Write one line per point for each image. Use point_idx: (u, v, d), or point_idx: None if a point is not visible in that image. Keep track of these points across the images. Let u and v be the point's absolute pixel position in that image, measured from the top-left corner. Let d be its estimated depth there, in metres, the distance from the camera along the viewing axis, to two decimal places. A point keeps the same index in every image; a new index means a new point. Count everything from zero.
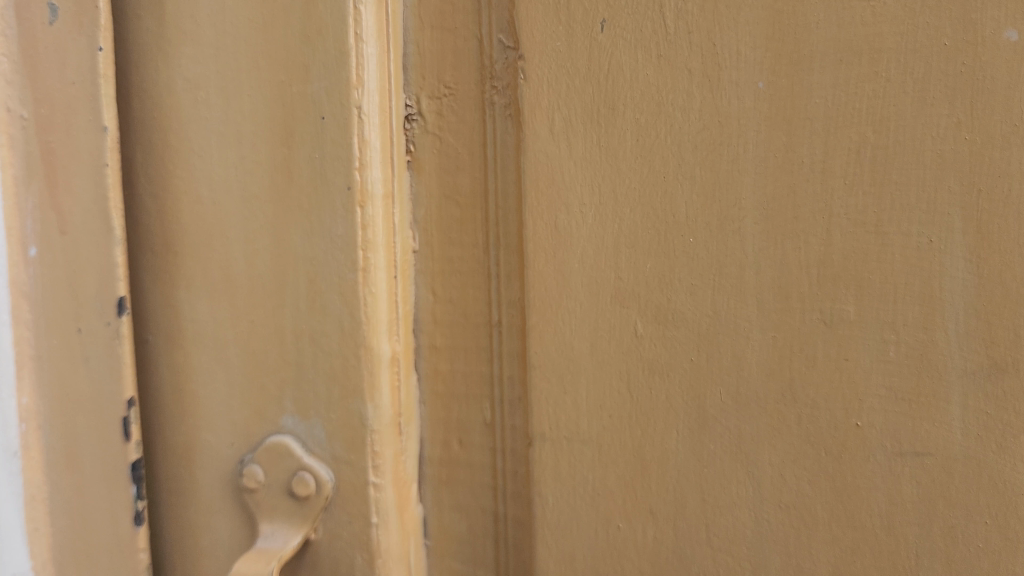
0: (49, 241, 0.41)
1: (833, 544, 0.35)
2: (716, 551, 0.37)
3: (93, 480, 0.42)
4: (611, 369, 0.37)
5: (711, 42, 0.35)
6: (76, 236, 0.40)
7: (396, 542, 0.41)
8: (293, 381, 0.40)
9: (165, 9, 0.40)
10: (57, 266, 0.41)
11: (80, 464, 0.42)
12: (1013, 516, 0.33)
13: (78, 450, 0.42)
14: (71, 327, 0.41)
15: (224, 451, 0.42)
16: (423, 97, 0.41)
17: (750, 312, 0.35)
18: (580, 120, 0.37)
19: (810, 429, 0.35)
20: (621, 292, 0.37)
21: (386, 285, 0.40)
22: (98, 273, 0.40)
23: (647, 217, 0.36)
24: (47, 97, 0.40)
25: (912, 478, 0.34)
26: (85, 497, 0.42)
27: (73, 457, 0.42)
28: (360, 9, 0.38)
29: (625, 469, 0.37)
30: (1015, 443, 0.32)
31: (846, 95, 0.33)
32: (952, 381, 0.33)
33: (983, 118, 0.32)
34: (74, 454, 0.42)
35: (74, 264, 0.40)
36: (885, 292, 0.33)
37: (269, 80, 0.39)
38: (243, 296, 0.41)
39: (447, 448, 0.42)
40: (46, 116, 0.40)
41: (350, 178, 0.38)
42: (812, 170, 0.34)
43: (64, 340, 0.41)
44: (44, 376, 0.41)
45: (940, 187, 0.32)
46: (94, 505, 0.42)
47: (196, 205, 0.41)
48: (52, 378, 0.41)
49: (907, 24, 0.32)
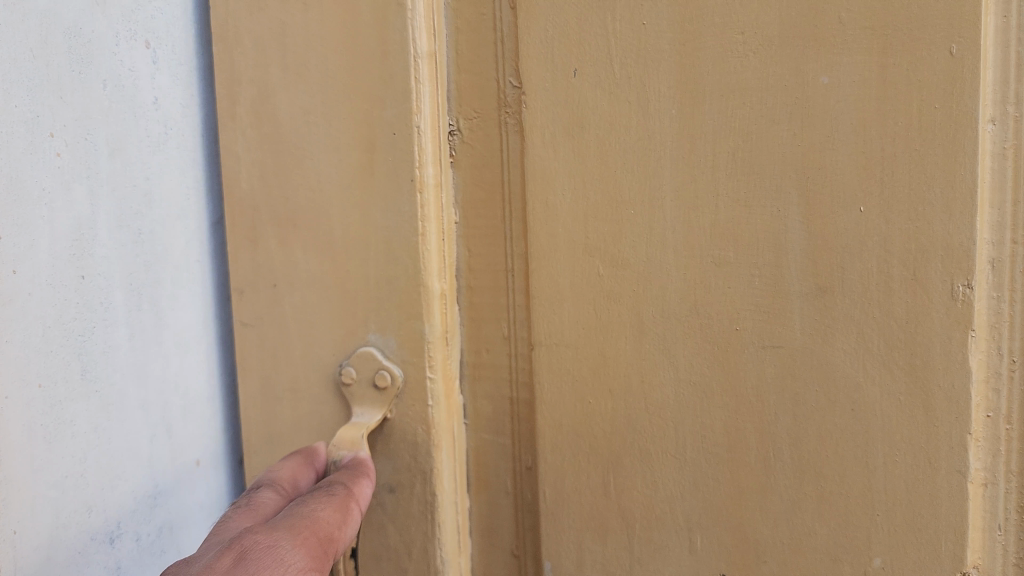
0: (92, 307, 0.52)
1: (724, 407, 0.54)
2: (652, 415, 0.56)
3: (150, 455, 0.57)
4: (583, 297, 0.56)
5: (642, 83, 0.54)
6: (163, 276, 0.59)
7: (445, 418, 0.61)
8: (375, 309, 0.60)
9: (287, 60, 0.60)
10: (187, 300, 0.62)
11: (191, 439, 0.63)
12: (833, 384, 0.51)
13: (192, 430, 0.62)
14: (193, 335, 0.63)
15: (328, 359, 0.62)
16: (461, 118, 0.60)
17: (669, 258, 0.54)
18: (561, 134, 0.56)
19: (708, 332, 0.54)
20: (589, 246, 0.56)
21: (437, 244, 0.59)
22: (120, 324, 0.55)
23: (605, 196, 0.55)
24: (150, 192, 0.58)
25: (771, 362, 0.52)
26: (162, 471, 0.59)
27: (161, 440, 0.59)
28: (418, 61, 0.57)
29: (593, 363, 0.57)
30: (832, 337, 0.51)
31: (726, 118, 0.52)
32: (794, 299, 0.52)
33: (810, 131, 0.50)
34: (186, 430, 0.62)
35: (153, 306, 0.58)
36: (752, 242, 0.52)
37: (358, 109, 0.59)
38: (340, 252, 0.61)
39: (479, 355, 0.62)
40: (154, 205, 0.58)
41: (412, 173, 0.58)
42: (706, 166, 0.53)
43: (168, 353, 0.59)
44: (185, 385, 0.62)
45: (784, 176, 0.51)
46: (169, 474, 0.60)
47: (308, 193, 0.61)
48: (190, 383, 0.62)
49: (763, 73, 0.51)
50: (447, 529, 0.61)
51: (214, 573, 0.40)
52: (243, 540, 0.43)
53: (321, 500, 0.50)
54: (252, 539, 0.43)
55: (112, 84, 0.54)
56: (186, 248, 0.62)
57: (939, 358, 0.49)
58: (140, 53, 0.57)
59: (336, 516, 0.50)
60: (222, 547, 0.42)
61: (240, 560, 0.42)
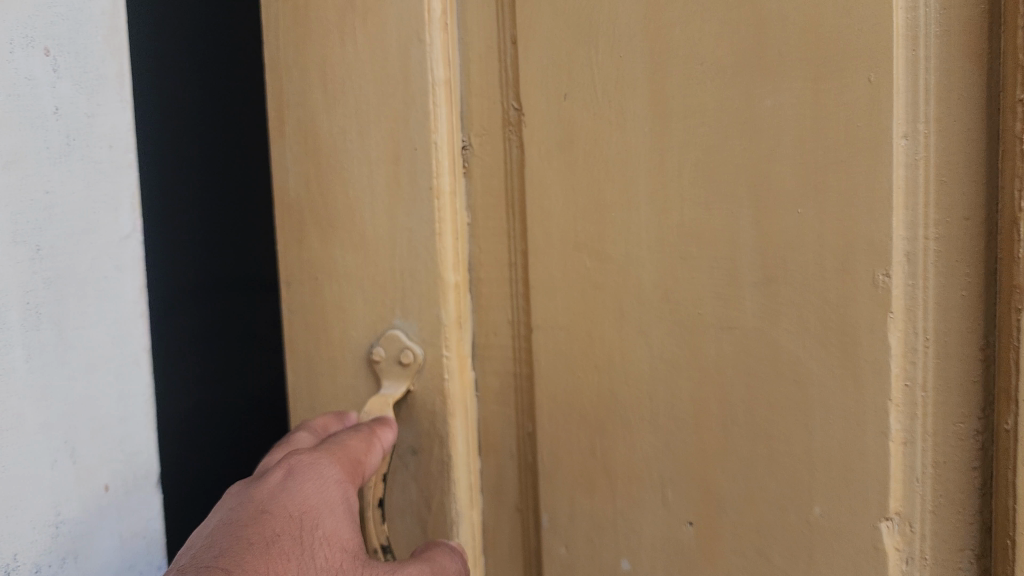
0: None
1: (689, 379, 0.63)
2: (630, 386, 0.65)
3: (52, 480, 0.61)
4: (574, 286, 0.67)
5: (620, 105, 0.64)
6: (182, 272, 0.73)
7: (458, 390, 0.71)
8: (400, 297, 0.71)
9: (330, 88, 0.72)
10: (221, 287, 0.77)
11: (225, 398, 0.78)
12: (779, 359, 0.60)
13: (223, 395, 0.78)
14: (171, 339, 0.72)
15: (362, 340, 0.73)
16: (473, 135, 0.71)
17: (643, 252, 0.64)
18: (554, 149, 0.66)
19: (675, 316, 0.63)
20: (578, 244, 0.66)
21: (451, 242, 0.70)
22: (17, 343, 0.58)
23: (591, 201, 0.65)
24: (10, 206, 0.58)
25: (728, 341, 0.62)
26: (70, 494, 0.62)
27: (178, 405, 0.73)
28: (435, 88, 0.68)
29: (582, 342, 0.67)
30: (778, 319, 0.60)
31: (689, 134, 0.62)
32: (745, 287, 0.61)
33: (757, 145, 0.60)
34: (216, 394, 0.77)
35: (55, 330, 0.61)
36: (710, 239, 0.62)
37: (386, 128, 0.70)
38: (371, 249, 0.72)
39: (489, 338, 0.72)
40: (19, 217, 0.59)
41: (430, 182, 0.69)
42: (672, 175, 0.62)
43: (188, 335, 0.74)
44: (95, 408, 0.65)
45: (737, 183, 0.61)
46: (78, 502, 0.63)
47: (345, 198, 0.72)
48: (97, 404, 0.65)
49: (719, 96, 0.60)
50: (461, 485, 0.71)
51: (269, 484, 0.55)
52: (291, 458, 0.57)
53: (352, 434, 0.63)
54: (301, 458, 0.57)
55: (10, 94, 0.58)
56: (75, 265, 0.63)
57: (864, 335, 0.58)
58: (41, 60, 0.61)
59: (366, 443, 0.63)
60: (275, 465, 0.57)
61: (288, 474, 0.56)
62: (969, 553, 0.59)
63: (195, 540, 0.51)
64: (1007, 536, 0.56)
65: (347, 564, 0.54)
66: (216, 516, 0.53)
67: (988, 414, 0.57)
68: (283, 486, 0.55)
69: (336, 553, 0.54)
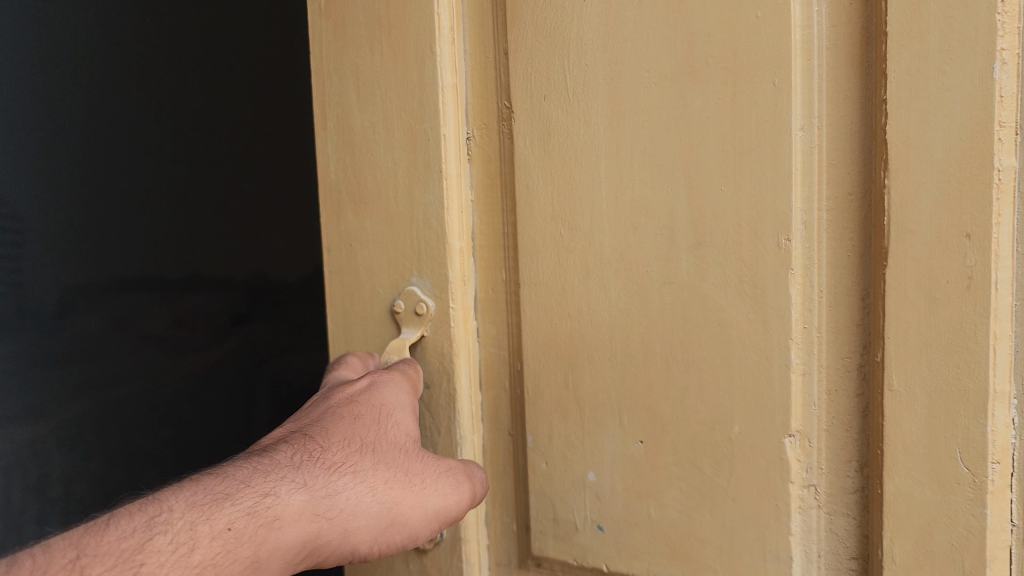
0: None
1: (639, 325, 0.79)
2: (595, 330, 0.81)
3: None
4: (552, 250, 0.83)
5: (586, 105, 0.79)
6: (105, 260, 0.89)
7: (462, 334, 0.88)
8: (416, 259, 0.88)
9: (362, 89, 0.89)
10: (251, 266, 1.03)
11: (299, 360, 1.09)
12: (707, 306, 0.76)
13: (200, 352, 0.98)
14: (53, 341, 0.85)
15: (387, 295, 0.90)
16: (475, 128, 0.87)
17: (604, 223, 0.80)
18: (537, 139, 0.82)
19: (628, 272, 0.79)
20: (555, 216, 0.82)
21: (457, 214, 0.87)
22: None
23: (565, 181, 0.81)
24: None
25: (668, 292, 0.77)
26: None
27: (126, 365, 0.91)
28: (444, 90, 0.85)
29: (557, 295, 0.83)
30: (706, 275, 0.75)
31: (638, 126, 0.77)
32: (681, 249, 0.76)
33: (688, 136, 0.75)
34: (152, 355, 0.93)
35: None
36: (655, 211, 0.77)
37: (406, 122, 0.86)
38: (394, 221, 0.89)
39: (489, 293, 0.89)
40: None
41: (439, 167, 0.85)
42: (626, 161, 0.78)
43: (161, 316, 0.94)
44: None
45: (673, 167, 0.76)
46: None
47: (374, 180, 0.89)
48: None
49: (661, 97, 0.76)
50: (464, 411, 0.88)
51: (358, 386, 0.79)
52: (374, 372, 0.81)
53: (410, 360, 0.87)
54: (383, 373, 0.81)
55: None
56: None
57: (771, 285, 0.73)
58: None
59: (406, 402, 0.81)
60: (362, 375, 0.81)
61: (371, 382, 0.80)
62: (855, 463, 0.73)
63: (304, 414, 0.77)
64: (878, 446, 0.70)
65: (409, 445, 0.77)
66: (322, 403, 0.78)
67: (868, 349, 0.71)
68: (366, 389, 0.79)
69: (403, 435, 0.77)
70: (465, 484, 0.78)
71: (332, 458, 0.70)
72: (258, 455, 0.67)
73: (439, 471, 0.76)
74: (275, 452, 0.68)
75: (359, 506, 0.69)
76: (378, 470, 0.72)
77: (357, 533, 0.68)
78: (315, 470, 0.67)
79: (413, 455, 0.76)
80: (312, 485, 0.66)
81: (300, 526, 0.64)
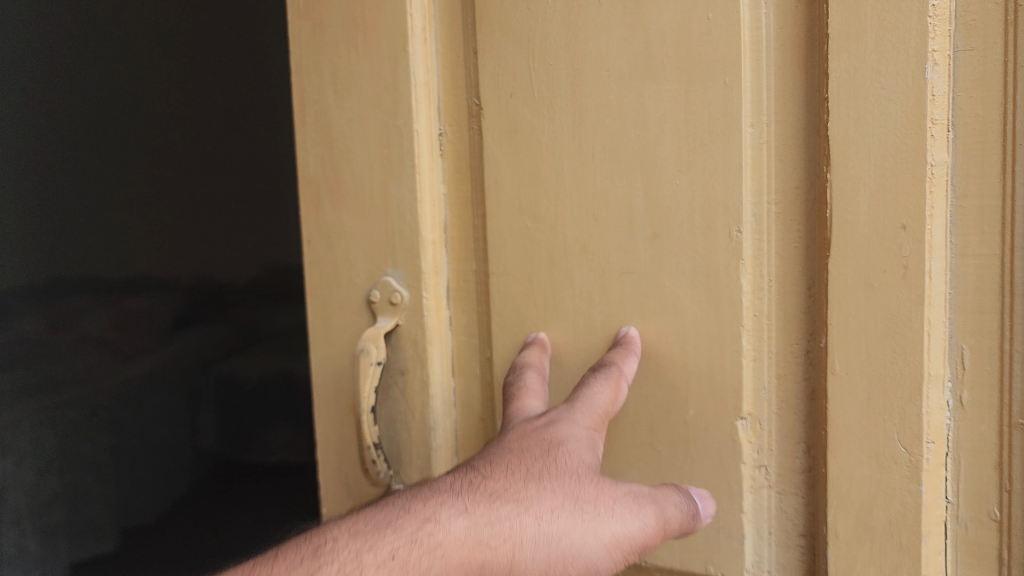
0: None
1: (601, 313, 0.83)
2: (559, 318, 0.85)
3: None
4: (519, 241, 0.86)
5: (550, 102, 0.83)
6: (53, 261, 0.93)
7: (434, 322, 0.92)
8: (390, 251, 0.92)
9: (338, 87, 0.93)
10: (192, 266, 1.06)
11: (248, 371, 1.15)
12: (662, 295, 0.79)
13: (125, 363, 1.00)
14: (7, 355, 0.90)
15: (363, 285, 0.94)
16: (446, 125, 0.91)
17: (567, 215, 0.83)
18: (504, 135, 0.86)
19: (590, 263, 0.83)
20: (521, 208, 0.86)
21: (429, 208, 0.90)
22: None
23: (531, 175, 0.85)
24: None
25: (627, 281, 0.81)
26: None
27: (70, 382, 0.95)
28: (416, 89, 0.89)
29: (524, 284, 0.87)
30: (661, 265, 0.79)
31: (598, 123, 0.81)
32: (638, 241, 0.80)
33: (644, 132, 0.78)
34: (89, 360, 0.97)
35: None
36: (614, 204, 0.81)
37: (381, 119, 0.90)
38: (369, 213, 0.92)
39: (460, 283, 0.92)
40: None
41: (412, 162, 0.89)
42: (587, 155, 0.82)
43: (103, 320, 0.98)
44: None
45: (631, 161, 0.79)
46: None
47: (350, 174, 0.93)
48: None
49: (619, 95, 0.79)
50: (437, 396, 0.92)
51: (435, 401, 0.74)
52: None
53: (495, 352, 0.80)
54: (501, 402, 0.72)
55: None
56: None
57: (722, 275, 0.76)
58: None
59: (539, 383, 0.82)
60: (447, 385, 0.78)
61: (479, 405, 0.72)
62: (802, 445, 0.77)
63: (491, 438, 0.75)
64: (822, 428, 0.74)
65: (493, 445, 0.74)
66: None
67: (813, 336, 0.75)
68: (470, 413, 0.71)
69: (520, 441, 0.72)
70: (649, 509, 0.69)
71: (501, 484, 0.69)
72: (427, 485, 0.70)
73: (619, 497, 0.69)
74: (433, 483, 0.70)
75: (561, 526, 0.66)
76: (541, 490, 0.68)
77: (578, 557, 0.66)
78: (467, 496, 0.68)
79: (584, 479, 0.69)
80: (473, 512, 0.66)
81: (458, 551, 0.64)
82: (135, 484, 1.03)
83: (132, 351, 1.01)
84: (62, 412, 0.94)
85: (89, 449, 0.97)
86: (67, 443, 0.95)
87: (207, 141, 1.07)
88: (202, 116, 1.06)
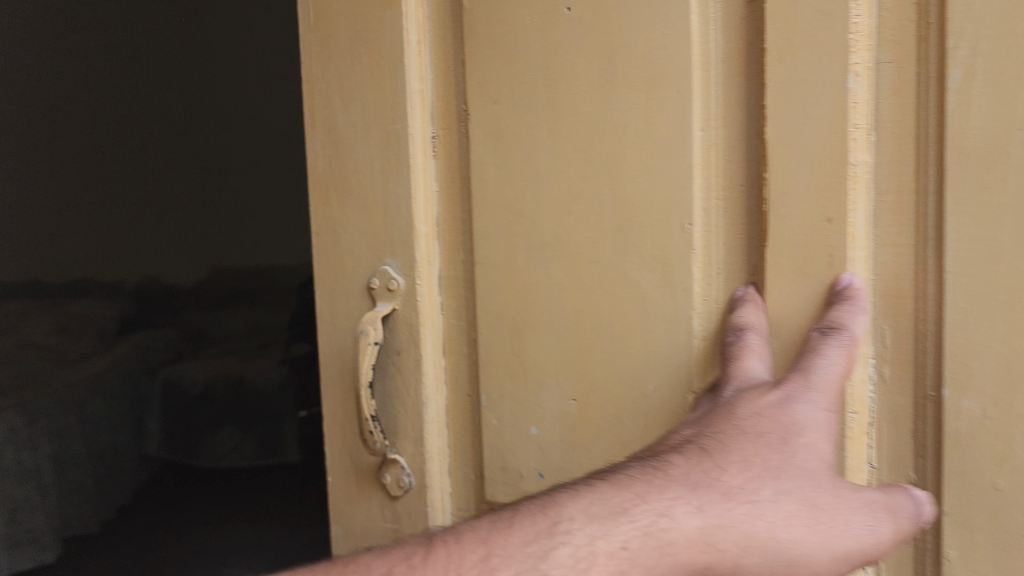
0: None
1: (572, 298, 0.92)
2: (536, 302, 0.94)
3: None
4: (501, 233, 0.96)
5: (528, 108, 0.92)
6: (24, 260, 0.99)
7: (428, 307, 1.01)
8: (388, 242, 1.01)
9: (343, 94, 1.03)
10: (142, 272, 1.07)
11: (268, 374, 1.18)
12: (624, 281, 0.88)
13: (87, 364, 1.04)
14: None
15: (364, 273, 1.04)
16: (439, 128, 1.01)
17: (543, 210, 0.93)
18: (488, 138, 0.96)
19: (562, 252, 0.92)
20: (504, 204, 0.95)
21: (423, 204, 1.00)
22: None
23: (512, 174, 0.94)
24: None
25: (594, 269, 0.90)
26: None
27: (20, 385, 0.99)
28: (412, 97, 0.98)
29: (506, 272, 0.96)
30: (624, 255, 0.88)
31: (570, 127, 0.90)
32: (604, 232, 0.89)
33: (609, 135, 0.88)
34: (28, 366, 0.99)
35: None
36: (583, 199, 0.90)
37: (380, 123, 1.00)
38: (370, 208, 1.02)
39: (451, 272, 1.02)
40: None
41: (408, 162, 0.99)
42: (560, 156, 0.91)
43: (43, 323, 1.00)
44: None
45: (597, 161, 0.89)
46: None
47: (354, 173, 1.03)
48: None
49: (587, 101, 0.88)
50: (430, 374, 1.02)
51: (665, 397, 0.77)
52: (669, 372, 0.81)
53: None
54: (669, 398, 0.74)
55: None
56: None
57: (676, 263, 0.85)
58: None
59: None
60: None
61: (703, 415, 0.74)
62: None
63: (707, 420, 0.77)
64: None
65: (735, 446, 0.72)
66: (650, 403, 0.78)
67: None
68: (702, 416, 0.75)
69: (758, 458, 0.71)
70: (888, 523, 0.69)
71: (735, 481, 0.70)
72: (656, 471, 0.71)
73: (854, 502, 0.70)
74: (670, 465, 0.72)
75: (798, 535, 0.68)
76: (752, 482, 0.70)
77: (805, 566, 0.69)
78: (712, 495, 0.69)
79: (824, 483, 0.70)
80: (708, 510, 0.68)
81: (688, 549, 0.67)
82: (78, 493, 1.05)
83: (85, 352, 1.04)
84: (34, 423, 1.00)
85: (30, 457, 1.00)
86: (15, 449, 0.99)
87: (142, 136, 1.06)
88: (214, 122, 1.11)
